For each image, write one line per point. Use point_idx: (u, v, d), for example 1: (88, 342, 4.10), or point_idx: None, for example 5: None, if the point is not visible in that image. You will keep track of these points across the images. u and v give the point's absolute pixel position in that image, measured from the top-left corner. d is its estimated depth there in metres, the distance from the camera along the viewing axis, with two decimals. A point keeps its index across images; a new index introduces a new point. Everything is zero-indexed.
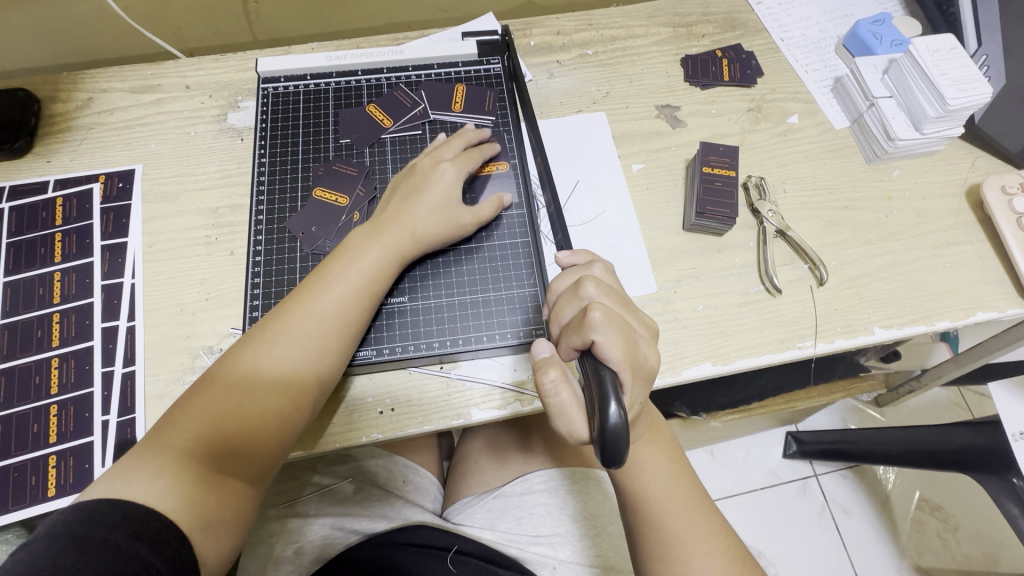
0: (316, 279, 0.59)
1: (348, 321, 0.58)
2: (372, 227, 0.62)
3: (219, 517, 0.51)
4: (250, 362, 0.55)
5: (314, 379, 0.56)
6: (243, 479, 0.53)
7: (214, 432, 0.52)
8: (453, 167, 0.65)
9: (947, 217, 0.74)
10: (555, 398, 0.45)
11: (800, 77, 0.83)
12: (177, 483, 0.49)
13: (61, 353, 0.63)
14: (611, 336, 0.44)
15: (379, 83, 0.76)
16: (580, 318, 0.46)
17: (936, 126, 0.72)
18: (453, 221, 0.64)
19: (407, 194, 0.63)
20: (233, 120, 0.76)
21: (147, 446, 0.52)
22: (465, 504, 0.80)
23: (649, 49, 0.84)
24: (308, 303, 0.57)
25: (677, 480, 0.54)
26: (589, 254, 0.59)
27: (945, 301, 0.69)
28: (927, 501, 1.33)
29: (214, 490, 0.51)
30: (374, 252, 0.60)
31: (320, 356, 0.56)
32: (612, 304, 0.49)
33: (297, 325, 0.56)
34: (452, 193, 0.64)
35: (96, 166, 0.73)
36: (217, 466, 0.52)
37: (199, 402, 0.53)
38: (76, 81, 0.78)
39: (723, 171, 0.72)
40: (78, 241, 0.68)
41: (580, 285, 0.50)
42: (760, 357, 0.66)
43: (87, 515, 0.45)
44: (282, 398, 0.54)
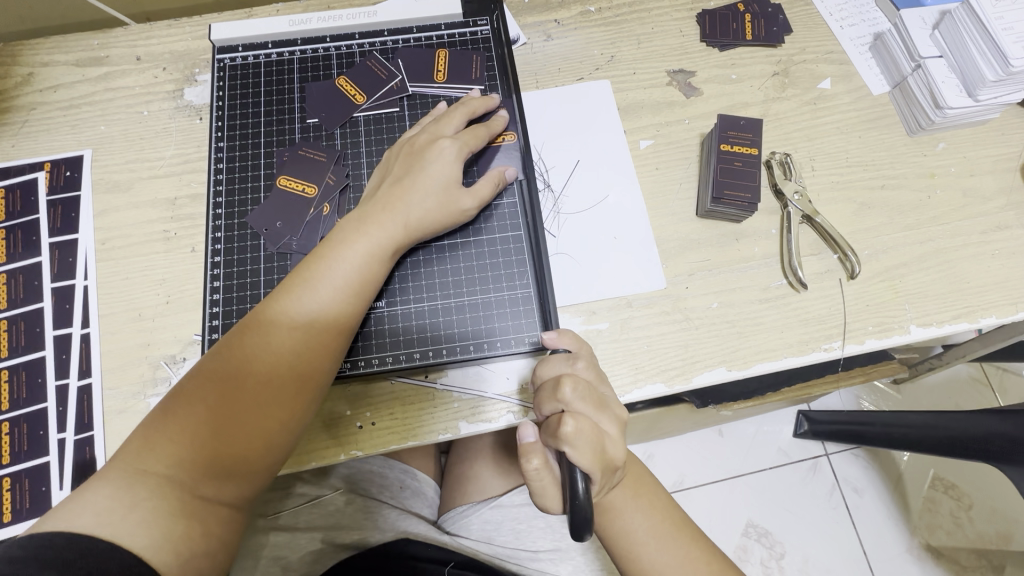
0: (302, 272, 0.51)
1: (340, 320, 0.51)
2: (363, 213, 0.54)
3: (205, 550, 0.44)
4: (235, 371, 0.47)
5: (310, 383, 0.49)
6: (233, 502, 0.46)
7: (201, 451, 0.45)
8: (453, 145, 0.57)
9: (997, 197, 0.65)
10: (537, 483, 0.45)
11: (835, 34, 0.72)
12: (155, 514, 0.42)
13: (11, 365, 0.57)
14: (580, 449, 0.42)
15: (351, 52, 0.67)
16: (554, 427, 0.43)
17: (993, 91, 0.62)
18: (453, 207, 0.56)
19: (402, 179, 0.55)
20: (190, 96, 0.68)
21: (114, 474, 0.43)
22: (460, 514, 0.74)
23: (660, 4, 0.73)
24: (297, 300, 0.50)
25: (649, 510, 0.51)
26: (578, 340, 0.52)
27: (991, 294, 0.61)
28: (940, 479, 1.29)
29: (202, 518, 0.44)
30: (366, 240, 0.52)
31: (316, 357, 0.49)
32: (587, 409, 0.45)
33: (286, 326, 0.49)
34: (452, 175, 0.56)
35: (41, 152, 0.65)
36: (204, 490, 0.45)
37: (177, 420, 0.46)
38: (15, 53, 0.70)
39: (743, 148, 0.63)
40: (24, 238, 0.62)
41: (557, 383, 0.45)
42: (781, 361, 0.59)
43: (40, 549, 0.38)
44: (276, 409, 0.48)
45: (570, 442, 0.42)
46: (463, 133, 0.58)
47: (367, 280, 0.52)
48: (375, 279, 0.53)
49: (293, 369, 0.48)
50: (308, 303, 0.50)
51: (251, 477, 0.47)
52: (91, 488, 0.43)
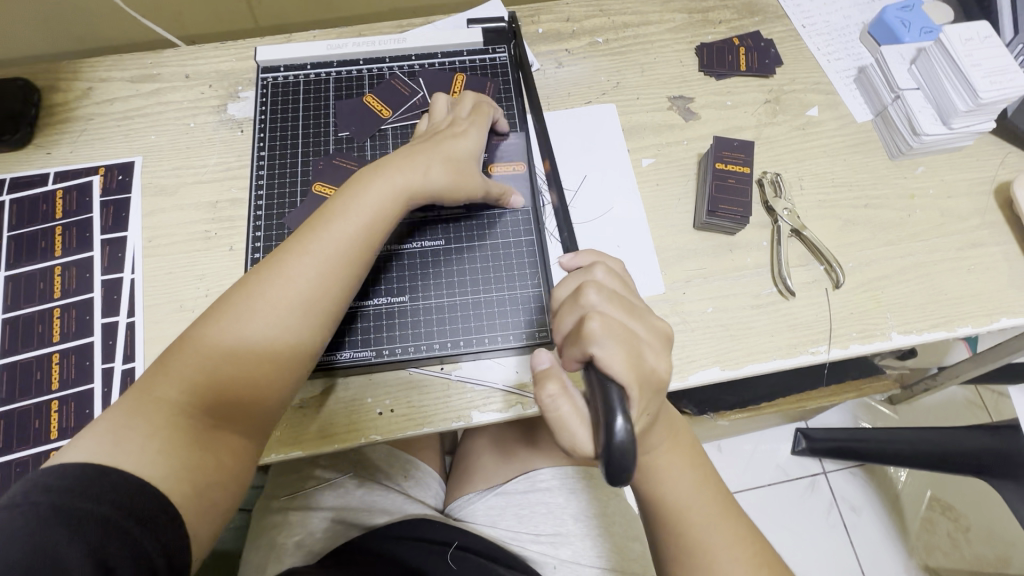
0: (319, 220, 0.55)
1: (345, 267, 0.54)
2: (378, 170, 0.58)
3: (216, 480, 0.47)
4: (247, 308, 0.51)
5: (320, 324, 0.53)
6: (244, 434, 0.50)
7: (216, 380, 0.49)
8: (471, 131, 0.63)
9: (972, 217, 0.71)
10: (553, 412, 0.44)
11: (822, 67, 0.79)
12: (168, 446, 0.45)
13: (62, 348, 0.63)
14: (609, 351, 0.42)
15: (382, 73, 0.74)
16: (577, 330, 0.44)
17: (965, 120, 0.68)
18: (465, 177, 0.61)
19: (414, 149, 0.60)
20: (233, 111, 0.75)
21: (134, 398, 0.47)
22: (467, 501, 0.79)
23: (662, 37, 0.80)
24: (312, 242, 0.54)
25: (701, 485, 0.53)
26: (595, 255, 0.55)
27: (967, 306, 0.66)
28: (938, 500, 1.31)
29: (214, 448, 0.48)
30: (372, 197, 0.56)
31: (328, 299, 0.53)
32: (616, 312, 0.45)
33: (300, 264, 0.52)
34: (459, 150, 0.61)
35: (96, 158, 0.72)
36: (216, 419, 0.48)
37: (191, 354, 0.49)
38: (76, 70, 0.77)
39: (736, 167, 0.69)
40: (78, 235, 0.67)
41: (580, 291, 0.47)
42: (771, 363, 0.63)
43: (73, 481, 0.41)
44: (287, 345, 0.51)
45: (596, 341, 0.42)
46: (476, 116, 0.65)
47: (373, 232, 0.56)
48: (379, 232, 0.56)
49: (305, 307, 0.52)
50: (323, 247, 0.53)
51: (257, 412, 0.50)
52: (106, 418, 0.46)
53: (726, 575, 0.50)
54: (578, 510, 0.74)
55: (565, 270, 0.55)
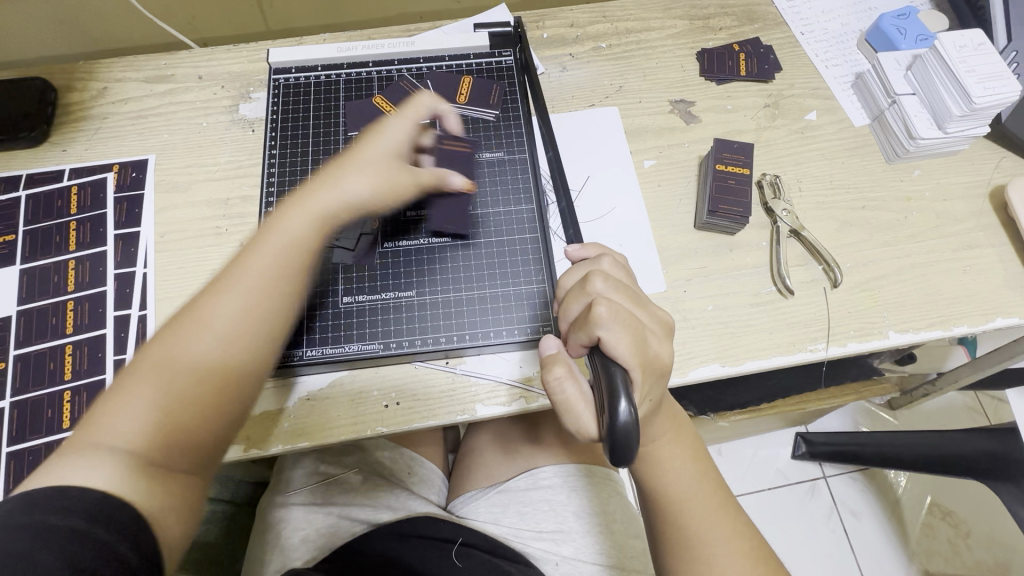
0: (248, 250, 0.53)
1: (284, 282, 0.52)
2: (297, 195, 0.56)
3: (175, 506, 0.42)
4: (178, 342, 0.47)
5: (263, 347, 0.50)
6: (194, 470, 0.45)
7: (154, 423, 0.43)
8: (395, 129, 0.61)
9: (968, 219, 0.72)
10: (561, 395, 0.45)
11: (820, 72, 0.81)
12: (115, 476, 0.40)
13: (75, 340, 0.64)
14: (615, 334, 0.44)
15: (390, 75, 0.76)
16: (585, 315, 0.46)
17: (960, 124, 0.70)
18: (395, 176, 0.59)
19: (344, 159, 0.59)
20: (245, 111, 0.76)
21: (57, 455, 0.41)
22: (470, 498, 0.80)
23: (664, 42, 0.82)
24: (246, 269, 0.51)
25: (701, 479, 0.54)
26: (601, 247, 0.56)
27: (963, 306, 0.67)
28: (938, 506, 1.31)
29: (168, 482, 0.43)
30: (305, 213, 0.55)
31: (271, 319, 0.51)
32: (621, 300, 0.47)
33: (235, 290, 0.50)
34: (386, 154, 0.59)
35: (111, 156, 0.73)
36: (160, 459, 0.43)
37: (118, 394, 0.44)
38: (91, 70, 0.79)
39: (736, 168, 0.71)
40: (92, 230, 0.69)
41: (587, 280, 0.48)
42: (770, 360, 0.64)
43: (32, 504, 0.36)
44: (232, 371, 0.48)
45: (604, 325, 0.44)
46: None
47: (309, 245, 0.54)
48: (315, 244, 0.54)
49: (245, 331, 0.49)
50: (251, 271, 0.51)
51: (204, 439, 0.46)
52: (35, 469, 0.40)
53: (723, 567, 0.51)
54: (580, 506, 0.74)
55: (570, 260, 0.56)
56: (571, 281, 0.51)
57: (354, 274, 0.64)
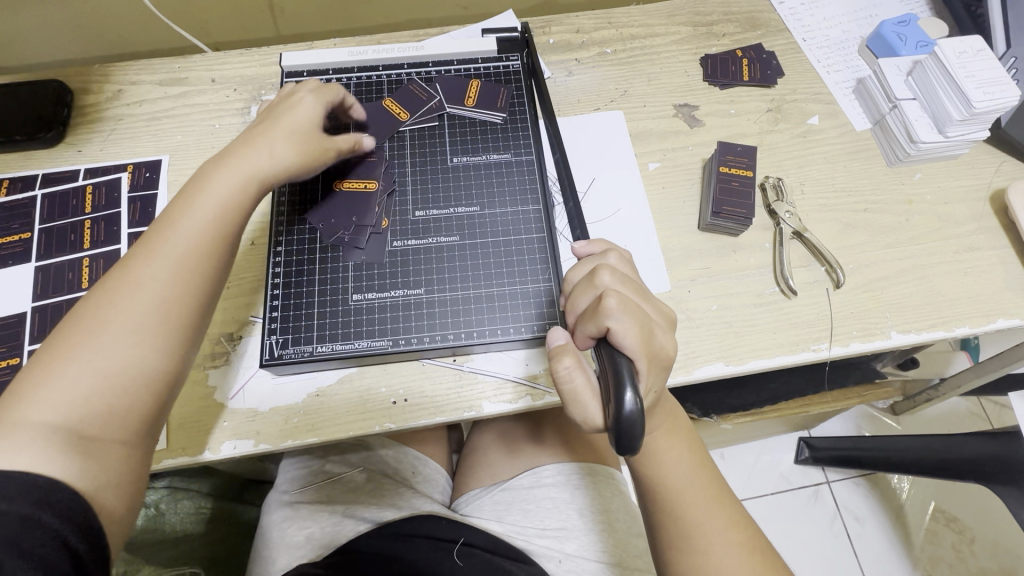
0: (166, 220, 0.52)
1: (207, 249, 0.52)
2: (218, 163, 0.56)
3: (111, 477, 0.45)
4: (95, 311, 0.47)
5: (188, 316, 0.50)
6: (126, 441, 0.47)
7: (79, 394, 0.44)
8: (309, 97, 0.63)
9: (969, 222, 0.73)
10: (569, 384, 0.46)
11: (822, 77, 0.82)
12: (44, 456, 0.42)
13: None
14: (624, 325, 0.44)
15: (400, 78, 0.77)
16: (594, 307, 0.46)
17: (961, 129, 0.71)
18: (312, 143, 0.61)
19: (263, 126, 0.60)
20: (257, 113, 0.78)
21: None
22: (474, 497, 0.81)
23: (668, 48, 0.84)
24: (163, 241, 0.51)
25: (698, 470, 0.55)
26: (607, 243, 0.57)
27: (965, 307, 0.68)
28: (941, 512, 1.31)
29: (98, 457, 0.44)
30: (222, 182, 0.54)
31: (192, 286, 0.50)
32: (628, 293, 0.48)
33: (150, 260, 0.50)
34: (301, 119, 0.61)
35: (125, 156, 0.75)
36: (88, 431, 0.44)
37: (39, 369, 0.45)
38: (107, 73, 0.80)
39: (739, 170, 0.72)
40: (107, 228, 0.70)
41: (595, 273, 0.49)
42: (773, 359, 0.65)
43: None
44: (154, 342, 0.48)
45: (613, 316, 0.44)
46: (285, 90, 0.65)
47: (231, 212, 0.54)
48: (239, 212, 0.55)
49: (167, 297, 0.49)
50: (172, 243, 0.51)
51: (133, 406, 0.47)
52: None
53: (721, 556, 0.51)
54: (583, 505, 0.75)
55: (576, 256, 0.57)
56: (580, 274, 0.52)
57: (364, 271, 0.65)
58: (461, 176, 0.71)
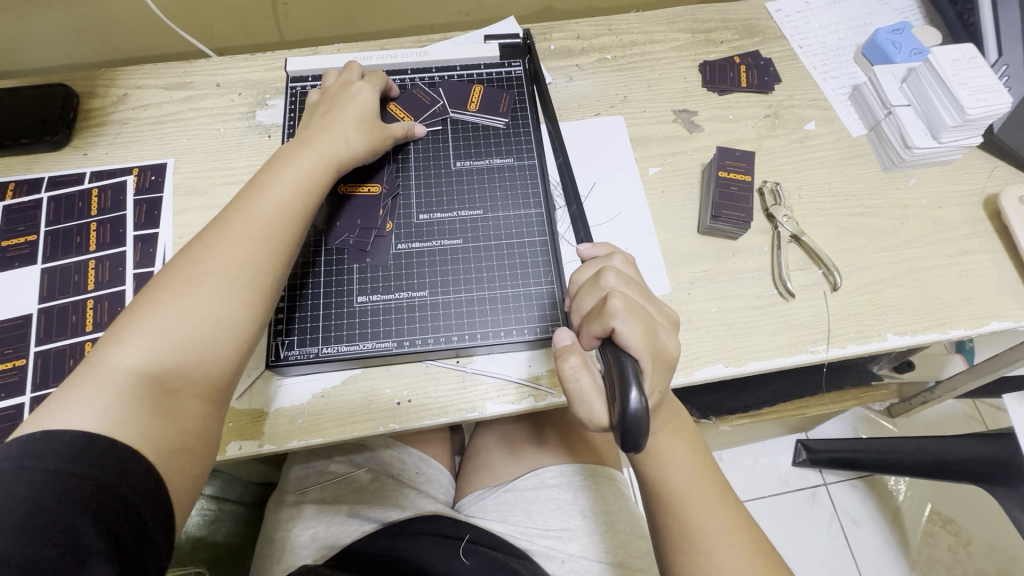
0: (253, 191, 0.57)
1: (290, 220, 0.57)
2: (298, 144, 0.62)
3: (185, 442, 0.47)
4: (192, 266, 0.52)
5: (270, 282, 0.54)
6: (204, 399, 0.50)
7: (173, 345, 0.48)
8: (366, 87, 0.69)
9: (963, 226, 0.74)
10: (575, 383, 0.47)
11: (818, 84, 0.84)
12: (135, 405, 0.46)
13: (94, 338, 0.65)
14: (629, 326, 0.45)
15: (403, 84, 0.78)
16: (600, 308, 0.47)
17: (954, 134, 0.72)
18: (376, 130, 0.67)
19: (329, 111, 0.66)
20: (262, 117, 0.79)
21: (82, 373, 0.46)
22: (476, 497, 0.82)
23: (667, 54, 0.85)
24: (250, 209, 0.56)
25: (701, 472, 0.55)
26: (610, 246, 0.58)
27: (959, 310, 0.69)
28: (938, 513, 1.32)
29: (175, 413, 0.47)
30: (302, 160, 0.60)
31: (274, 254, 0.55)
32: (632, 295, 0.49)
33: (238, 225, 0.54)
34: (364, 106, 0.67)
35: (130, 159, 0.76)
36: (173, 383, 0.48)
37: (138, 317, 0.49)
38: (113, 77, 0.81)
39: (738, 175, 0.73)
40: (112, 231, 0.71)
41: (600, 275, 0.50)
42: (772, 360, 0.66)
43: (60, 447, 0.41)
44: (239, 303, 0.52)
45: (618, 317, 0.45)
46: (342, 75, 0.71)
47: (310, 189, 0.60)
48: (314, 188, 0.60)
49: (252, 261, 0.53)
50: (259, 211, 0.56)
51: (216, 363, 0.50)
52: (77, 392, 0.45)
53: (723, 558, 0.52)
54: (585, 506, 0.75)
55: (581, 258, 0.58)
56: (585, 276, 0.53)
57: (369, 273, 0.66)
58: (465, 180, 0.72)
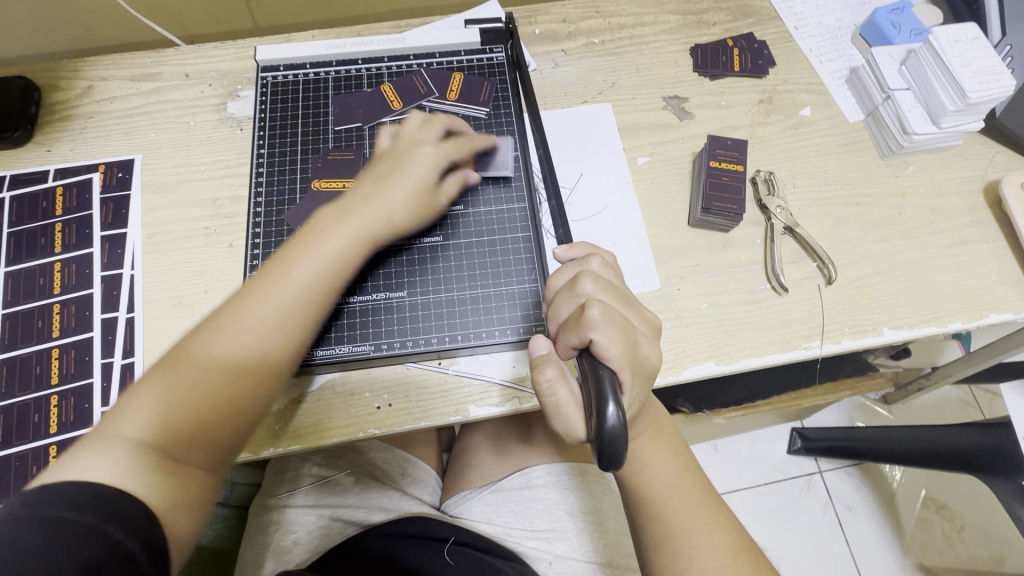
0: (282, 258, 0.54)
1: (323, 296, 0.54)
2: (343, 206, 0.57)
3: (187, 506, 0.46)
4: (216, 340, 0.49)
5: (291, 360, 0.52)
6: (207, 466, 0.48)
7: (184, 417, 0.46)
8: (431, 150, 0.62)
9: (962, 215, 0.72)
10: (551, 397, 0.45)
11: (814, 67, 0.80)
12: (136, 469, 0.43)
13: (61, 343, 0.63)
14: (607, 336, 0.43)
15: (380, 72, 0.75)
16: (577, 317, 0.45)
17: (955, 119, 0.70)
18: (428, 208, 0.61)
19: (385, 174, 0.60)
20: (233, 109, 0.75)
21: (91, 436, 0.44)
22: (463, 497, 0.79)
23: (657, 38, 0.82)
24: (276, 278, 0.52)
25: (682, 474, 0.54)
26: (589, 248, 0.56)
27: (957, 302, 0.67)
28: (932, 499, 1.32)
29: (180, 478, 0.46)
30: (345, 229, 0.56)
31: (296, 330, 0.52)
32: (610, 301, 0.47)
33: (264, 299, 0.51)
34: (428, 175, 0.61)
35: (96, 156, 0.72)
36: (178, 453, 0.46)
37: (157, 382, 0.47)
38: (76, 68, 0.77)
39: (730, 165, 0.70)
40: (78, 232, 0.68)
41: (577, 281, 0.48)
42: (764, 357, 0.64)
43: (55, 494, 0.40)
44: (254, 388, 0.50)
45: (596, 326, 0.43)
46: (422, 130, 0.64)
47: (348, 263, 0.56)
48: (353, 263, 0.56)
49: (274, 340, 0.51)
50: (293, 278, 0.52)
51: (225, 437, 0.49)
52: (83, 446, 0.44)
53: (706, 559, 0.50)
54: (574, 506, 0.74)
55: (558, 261, 0.56)
56: (562, 281, 0.51)
57: None
58: None
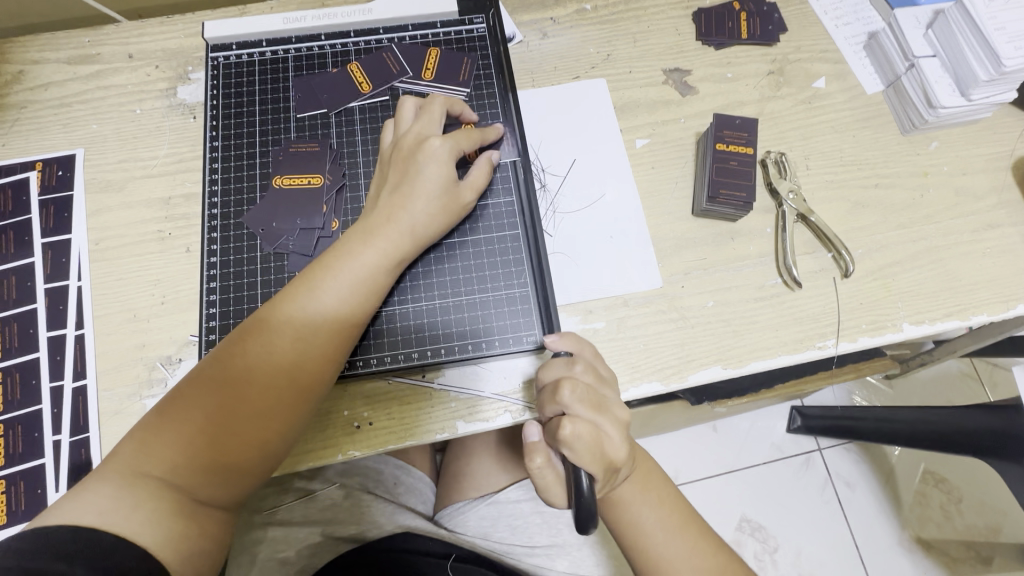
0: (303, 288, 0.49)
1: (344, 326, 0.50)
2: (366, 225, 0.52)
3: (204, 549, 0.44)
4: (236, 377, 0.46)
5: (313, 397, 0.49)
6: (227, 505, 0.46)
7: (205, 459, 0.45)
8: (443, 144, 0.54)
9: (989, 195, 0.66)
10: (540, 480, 0.45)
11: (829, 32, 0.73)
12: (153, 515, 0.42)
13: (4, 366, 0.57)
14: (578, 454, 0.42)
15: (346, 49, 0.67)
16: (553, 431, 0.43)
17: (985, 90, 0.63)
18: (452, 208, 0.55)
19: (397, 183, 0.54)
20: (184, 94, 0.67)
21: (112, 474, 0.43)
22: (457, 509, 0.75)
23: (656, 2, 0.73)
24: (296, 308, 0.48)
25: (654, 502, 0.52)
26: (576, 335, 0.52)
27: (982, 292, 0.62)
28: (931, 472, 1.28)
29: (198, 521, 0.44)
30: (369, 253, 0.51)
31: (315, 371, 0.48)
32: (586, 412, 0.44)
33: (285, 333, 0.48)
34: (446, 177, 0.54)
35: (32, 152, 0.65)
36: (197, 495, 0.44)
37: (176, 422, 0.45)
38: (3, 51, 0.69)
39: (738, 147, 0.64)
40: (16, 238, 0.61)
41: (555, 387, 0.45)
42: (776, 359, 0.59)
43: (45, 542, 0.38)
44: (275, 427, 0.47)
45: (567, 445, 0.42)
46: (424, 122, 0.56)
47: (371, 288, 0.51)
48: (376, 290, 0.51)
49: (292, 381, 0.47)
50: (313, 307, 0.49)
51: (244, 476, 0.46)
52: (97, 486, 0.42)
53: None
54: None
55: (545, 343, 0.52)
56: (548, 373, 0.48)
57: None
58: None
